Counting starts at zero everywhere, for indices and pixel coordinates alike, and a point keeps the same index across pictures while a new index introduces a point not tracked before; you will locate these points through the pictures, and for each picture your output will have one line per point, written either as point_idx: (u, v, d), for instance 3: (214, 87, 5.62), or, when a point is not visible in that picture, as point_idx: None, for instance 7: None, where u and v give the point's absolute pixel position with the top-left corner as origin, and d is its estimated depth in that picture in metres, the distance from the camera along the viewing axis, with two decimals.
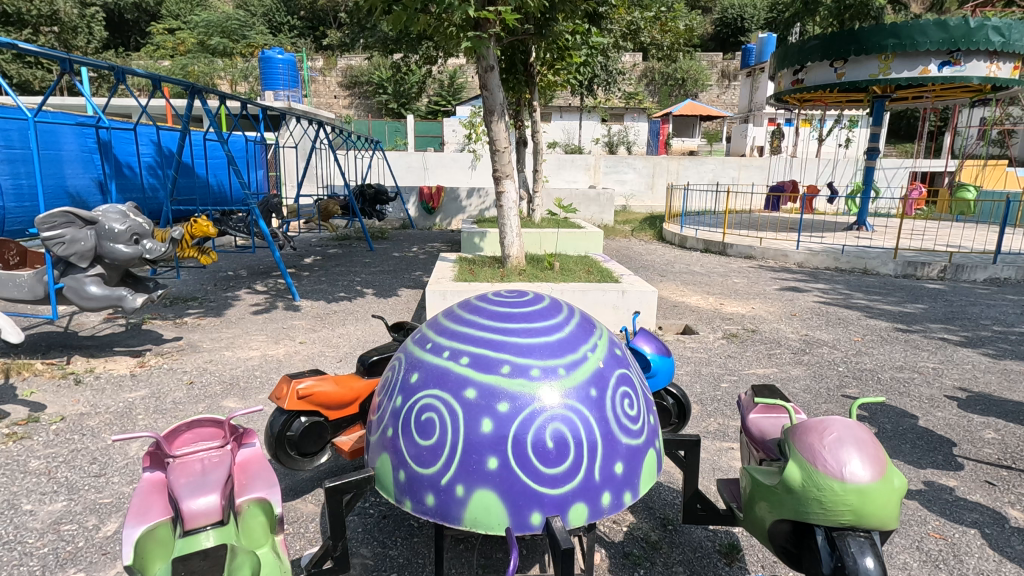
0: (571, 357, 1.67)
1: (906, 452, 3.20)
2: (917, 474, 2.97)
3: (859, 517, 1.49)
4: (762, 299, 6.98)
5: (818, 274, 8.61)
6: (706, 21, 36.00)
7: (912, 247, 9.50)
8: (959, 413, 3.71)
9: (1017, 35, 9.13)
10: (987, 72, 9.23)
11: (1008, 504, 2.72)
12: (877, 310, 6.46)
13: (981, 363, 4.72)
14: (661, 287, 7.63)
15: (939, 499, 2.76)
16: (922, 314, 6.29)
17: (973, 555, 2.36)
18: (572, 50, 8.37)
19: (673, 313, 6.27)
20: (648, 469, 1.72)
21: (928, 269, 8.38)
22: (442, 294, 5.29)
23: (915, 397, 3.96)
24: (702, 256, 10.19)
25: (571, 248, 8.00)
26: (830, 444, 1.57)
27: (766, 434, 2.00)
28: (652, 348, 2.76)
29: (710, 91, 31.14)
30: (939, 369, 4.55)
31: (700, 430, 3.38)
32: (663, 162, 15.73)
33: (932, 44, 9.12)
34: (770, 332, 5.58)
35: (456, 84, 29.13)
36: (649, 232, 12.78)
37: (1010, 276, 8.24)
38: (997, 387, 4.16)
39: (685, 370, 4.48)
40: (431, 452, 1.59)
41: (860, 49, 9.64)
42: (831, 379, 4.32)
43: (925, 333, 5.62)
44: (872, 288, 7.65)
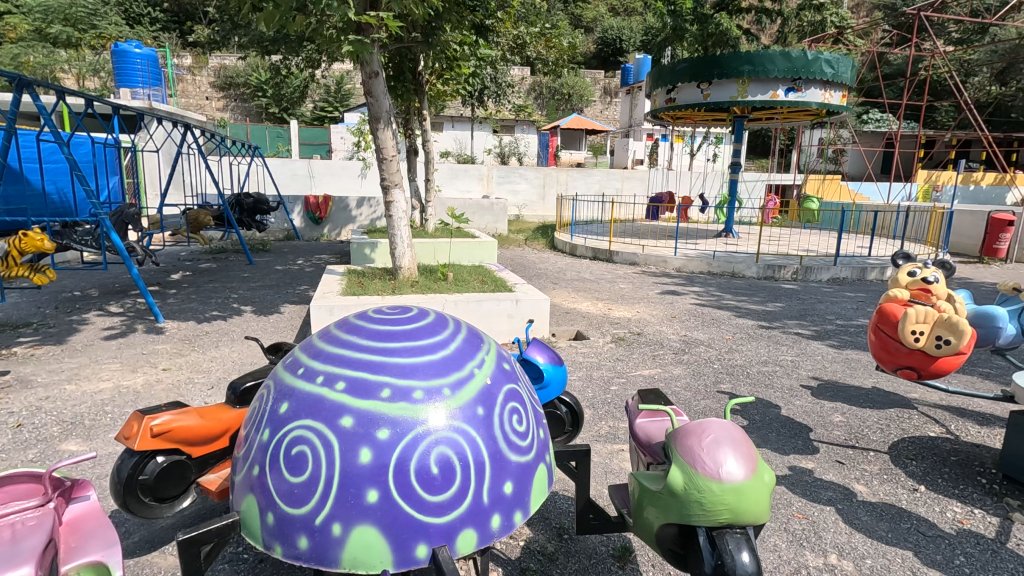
0: (456, 375, 1.59)
1: (772, 440, 3.51)
2: (782, 460, 3.26)
3: (735, 515, 1.57)
4: (646, 303, 7.39)
5: (693, 278, 9.34)
6: (589, 40, 38.08)
7: (771, 251, 10.58)
8: (813, 400, 4.14)
9: (844, 68, 10.55)
10: (822, 99, 10.60)
11: (854, 480, 3.07)
12: (744, 310, 7.12)
13: (829, 354, 5.34)
14: (553, 294, 7.83)
15: (800, 481, 3.04)
16: (781, 312, 7.02)
17: (829, 530, 2.61)
18: (460, 61, 8.38)
19: (565, 320, 6.45)
20: (538, 485, 1.68)
21: (784, 271, 9.40)
22: (328, 309, 5.00)
23: (777, 388, 4.38)
24: (590, 263, 10.63)
25: (465, 258, 7.96)
26: (707, 445, 1.64)
27: (652, 438, 2.07)
28: (544, 357, 2.79)
29: (594, 106, 32.91)
30: (796, 361, 5.07)
31: (591, 435, 3.46)
32: (553, 173, 16.24)
33: (779, 72, 10.29)
34: (653, 334, 5.92)
35: (344, 90, 28.19)
36: (542, 240, 13.14)
37: (847, 275, 9.45)
38: (841, 374, 4.72)
39: (577, 375, 4.58)
40: (305, 488, 1.44)
41: (721, 73, 10.61)
42: (707, 376, 4.64)
43: (784, 329, 6.25)
44: (739, 290, 8.41)
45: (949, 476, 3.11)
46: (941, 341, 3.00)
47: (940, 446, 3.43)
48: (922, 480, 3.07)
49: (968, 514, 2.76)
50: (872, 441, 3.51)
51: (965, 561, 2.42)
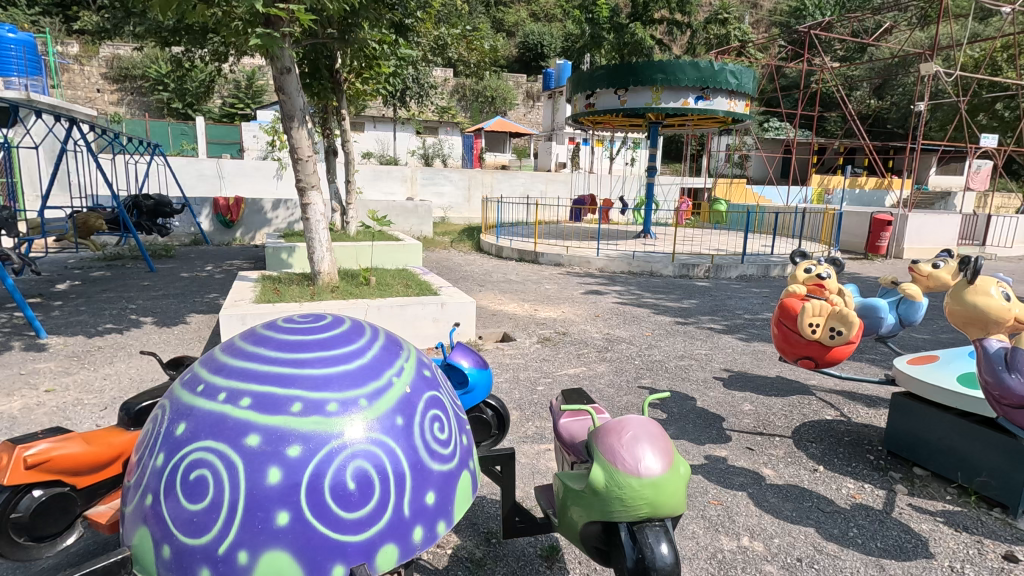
0: (374, 385, 1.53)
1: (689, 431, 3.68)
2: (699, 450, 3.42)
3: (655, 508, 1.61)
4: (571, 303, 7.55)
5: (615, 277, 9.68)
6: (511, 44, 38.54)
7: (685, 251, 11.14)
8: (726, 391, 4.39)
9: (747, 79, 11.27)
10: (728, 107, 11.31)
11: (763, 465, 3.27)
12: (661, 307, 7.45)
13: (739, 346, 5.69)
14: (480, 296, 7.82)
15: (715, 469, 3.20)
16: (695, 308, 7.41)
17: (742, 514, 2.77)
18: (380, 60, 8.17)
19: (492, 322, 6.45)
20: (461, 493, 1.64)
21: (698, 270, 9.93)
22: (240, 318, 4.70)
23: (694, 381, 4.60)
24: (517, 265, 10.75)
25: (389, 261, 7.76)
26: (627, 442, 1.68)
27: (575, 436, 2.08)
28: (469, 362, 2.77)
29: (517, 109, 33.35)
30: (709, 354, 5.36)
31: (518, 437, 3.47)
32: (477, 175, 16.26)
33: (689, 81, 10.87)
34: (578, 333, 6.05)
35: (255, 86, 26.78)
36: (468, 242, 13.11)
37: (753, 272, 10.13)
38: (749, 365, 5.05)
39: (504, 378, 4.59)
40: (205, 515, 1.32)
41: (637, 80, 11.06)
42: (629, 372, 4.80)
43: (698, 324, 6.61)
44: (657, 288, 8.78)
45: (844, 455, 3.39)
46: (834, 332, 3.25)
47: (835, 428, 3.74)
48: (821, 460, 3.33)
49: (859, 489, 3.03)
50: (777, 426, 3.77)
51: (859, 532, 2.64)
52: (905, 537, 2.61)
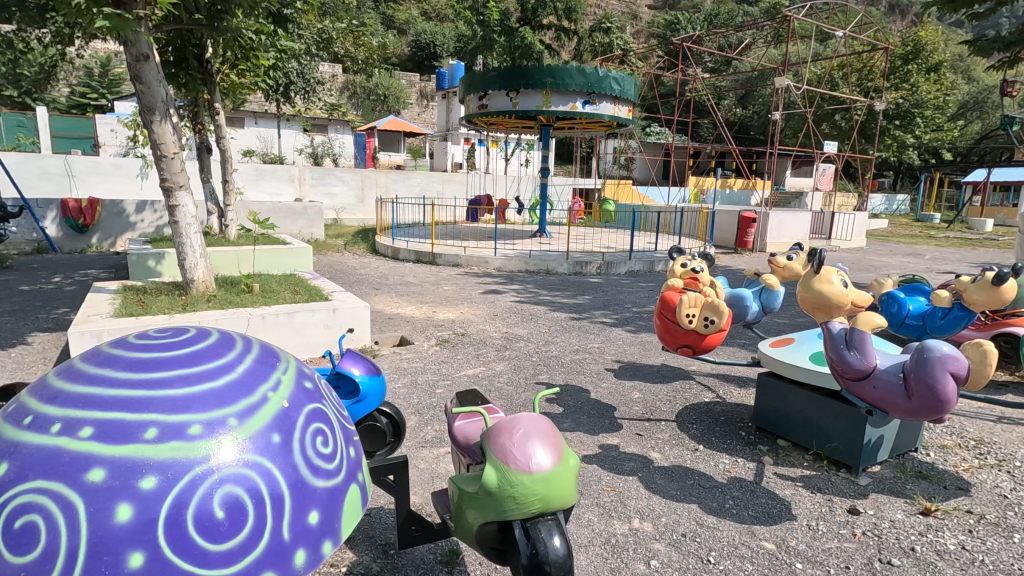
0: (245, 402, 1.40)
1: (584, 423, 3.83)
2: (593, 440, 3.57)
3: (547, 502, 1.64)
4: (469, 303, 7.56)
5: (513, 276, 9.83)
6: (402, 42, 37.83)
7: (579, 249, 11.57)
8: (617, 381, 4.61)
9: (629, 86, 11.90)
10: (613, 112, 11.85)
11: (651, 449, 3.48)
12: (557, 304, 7.68)
13: (629, 338, 6.02)
14: (375, 300, 7.57)
15: (608, 457, 3.35)
16: (588, 304, 7.73)
17: (633, 497, 2.92)
18: (258, 51, 7.61)
19: (388, 326, 6.28)
20: (350, 508, 1.55)
21: (590, 267, 10.36)
22: (95, 335, 4.17)
23: (588, 374, 4.80)
24: (414, 266, 10.55)
25: (274, 266, 7.25)
26: (518, 440, 1.69)
27: (471, 438, 2.06)
28: (361, 369, 2.66)
29: (411, 109, 32.83)
30: (602, 347, 5.62)
31: (416, 442, 3.40)
32: (371, 175, 15.76)
33: (577, 86, 11.30)
34: (476, 333, 6.06)
35: (112, 75, 23.96)
36: (363, 245, 12.65)
37: (640, 268, 10.75)
38: (638, 355, 5.36)
39: (402, 383, 4.47)
40: (36, 566, 1.14)
41: (528, 83, 11.33)
42: (527, 369, 4.89)
43: (591, 319, 6.89)
44: (553, 286, 9.05)
45: (720, 433, 3.70)
46: (708, 321, 3.51)
47: (713, 409, 4.06)
48: (701, 440, 3.59)
49: (734, 463, 3.31)
50: (663, 412, 4.03)
51: (733, 503, 2.89)
52: (772, 503, 2.90)
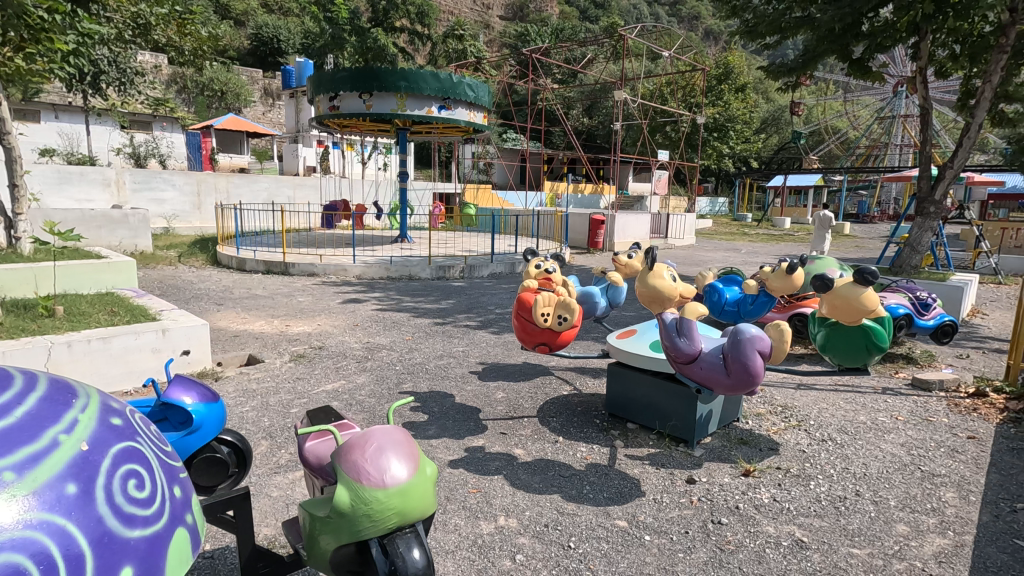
0: (26, 450, 1.18)
1: (450, 427, 3.82)
2: (460, 444, 3.57)
3: (404, 515, 1.60)
4: (326, 314, 7.16)
5: (374, 284, 9.53)
6: (241, 35, 34.78)
7: (441, 254, 11.54)
8: (481, 383, 4.67)
9: (482, 93, 12.13)
10: (468, 118, 12.00)
11: (515, 446, 3.57)
12: (420, 310, 7.59)
13: (491, 339, 6.14)
14: (217, 317, 6.84)
15: (474, 460, 3.37)
16: (452, 308, 7.75)
17: (498, 496, 2.98)
18: (53, 34, 6.44)
19: (234, 344, 5.71)
20: (177, 557, 1.35)
21: (453, 271, 10.39)
22: None
23: (452, 378, 4.79)
24: (263, 278, 9.74)
25: (84, 284, 6.18)
26: (371, 455, 1.62)
27: (323, 459, 1.94)
28: (193, 397, 2.38)
29: (254, 107, 30.34)
30: (466, 351, 5.66)
31: (267, 469, 3.12)
32: (209, 179, 14.25)
33: (431, 90, 11.24)
34: (335, 346, 5.75)
35: None
36: (201, 256, 11.37)
37: (502, 270, 11.03)
38: (501, 355, 5.49)
39: (250, 405, 4.09)
40: None
41: (381, 86, 11.06)
42: (390, 379, 4.75)
43: (455, 323, 6.91)
44: (416, 291, 8.93)
45: (578, 423, 3.92)
46: (562, 319, 3.70)
47: (571, 401, 4.30)
48: (560, 432, 3.77)
49: (590, 450, 3.53)
50: (525, 408, 4.16)
51: (590, 488, 3.08)
52: (623, 483, 3.14)
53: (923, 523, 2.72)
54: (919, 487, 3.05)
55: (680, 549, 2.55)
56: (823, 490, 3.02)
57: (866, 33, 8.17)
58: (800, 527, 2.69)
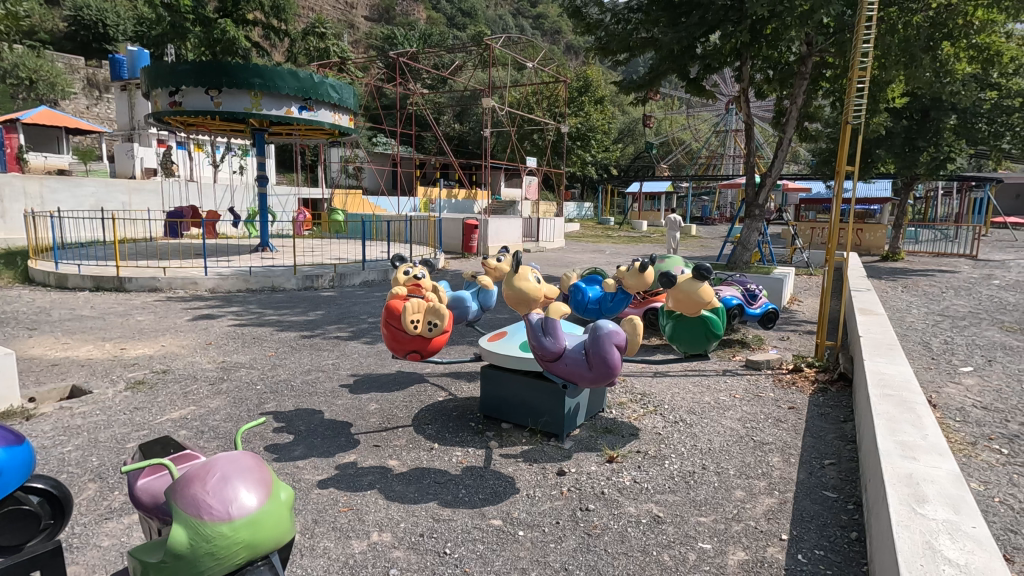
0: None
1: (319, 445, 3.62)
2: (330, 462, 3.40)
3: (253, 548, 1.49)
4: (173, 333, 6.41)
5: (231, 297, 8.73)
6: (55, 16, 30.01)
7: (307, 263, 10.88)
8: (352, 396, 4.48)
9: (347, 95, 11.63)
10: (333, 120, 11.41)
11: (388, 457, 3.47)
12: (285, 323, 7.09)
13: (364, 349, 5.92)
14: (29, 344, 5.80)
15: (346, 476, 3.23)
16: (321, 319, 7.34)
17: (371, 511, 2.88)
18: None
19: (52, 374, 4.89)
20: None
21: (321, 280, 9.84)
22: None
23: (320, 393, 4.54)
24: (91, 296, 8.45)
25: None
26: (215, 485, 1.49)
27: (159, 498, 1.72)
28: None
29: (74, 100, 26.33)
30: (336, 363, 5.39)
31: (95, 516, 2.71)
32: (14, 182, 12.08)
33: (290, 90, 10.55)
34: (184, 368, 5.17)
35: None
36: (6, 273, 9.58)
37: (375, 277, 10.67)
38: (373, 366, 5.30)
39: (73, 445, 3.51)
40: None
41: (231, 82, 10.19)
42: (250, 400, 4.37)
43: (324, 335, 6.56)
44: (281, 303, 8.35)
45: (453, 428, 3.92)
46: (431, 325, 3.67)
47: (446, 407, 4.29)
48: (435, 439, 3.74)
49: (465, 454, 3.54)
50: (400, 418, 4.07)
51: (466, 491, 3.09)
52: (498, 482, 3.19)
53: (756, 486, 3.11)
54: (752, 456, 3.48)
55: (552, 539, 2.65)
56: (676, 467, 3.33)
57: (699, 55, 9.17)
58: (656, 504, 2.93)
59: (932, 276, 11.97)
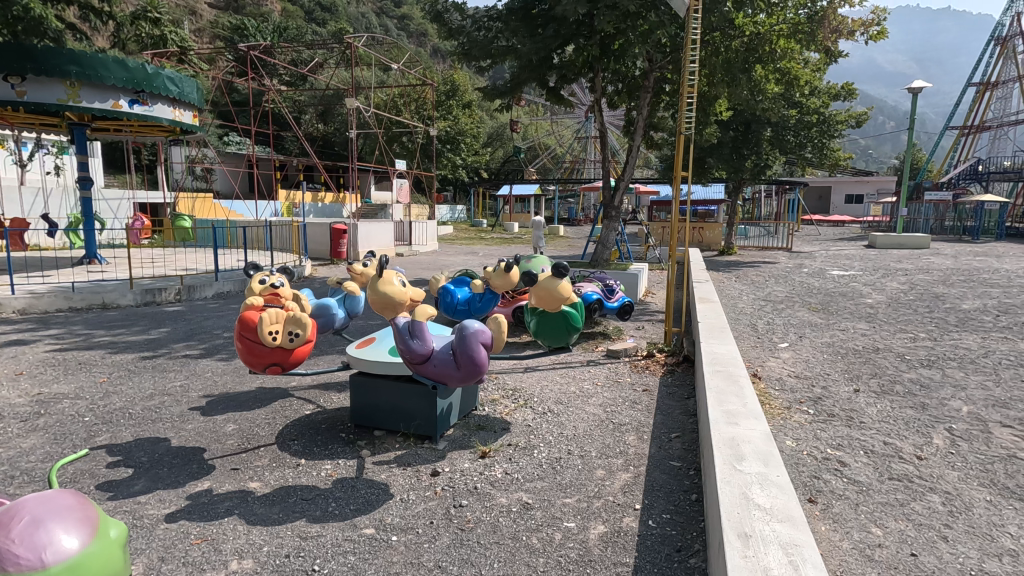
0: None
1: (164, 476, 3.27)
2: (179, 493, 3.09)
3: None
4: None
5: (48, 319, 7.50)
6: None
7: (147, 275, 9.67)
8: (205, 419, 4.11)
9: (188, 88, 10.55)
10: (173, 116, 10.24)
11: (248, 480, 3.24)
12: (121, 344, 6.26)
13: (218, 367, 5.44)
14: None
15: (198, 506, 2.96)
16: (166, 337, 6.60)
17: (229, 539, 2.67)
18: None
19: None
20: None
21: (165, 294, 8.82)
22: None
23: (165, 420, 4.09)
24: None
25: None
26: (29, 533, 1.71)
27: None
28: None
29: None
30: (185, 385, 4.89)
31: None
32: None
33: (116, 80, 9.31)
34: None
35: None
36: None
37: (231, 288, 9.80)
38: (230, 384, 4.89)
39: None
40: None
41: (38, 69, 8.76)
42: (76, 434, 3.81)
43: (169, 354, 5.91)
44: (115, 322, 7.35)
45: (321, 441, 3.76)
46: (293, 335, 3.49)
47: (314, 420, 4.10)
48: (302, 454, 3.56)
49: (335, 466, 3.42)
50: (261, 436, 3.82)
51: (335, 504, 2.99)
52: (370, 491, 3.13)
53: (614, 464, 3.40)
54: (611, 437, 3.79)
55: (425, 540, 2.67)
56: (544, 455, 3.51)
57: (556, 65, 9.67)
58: (526, 492, 3.08)
59: (758, 267, 13.85)
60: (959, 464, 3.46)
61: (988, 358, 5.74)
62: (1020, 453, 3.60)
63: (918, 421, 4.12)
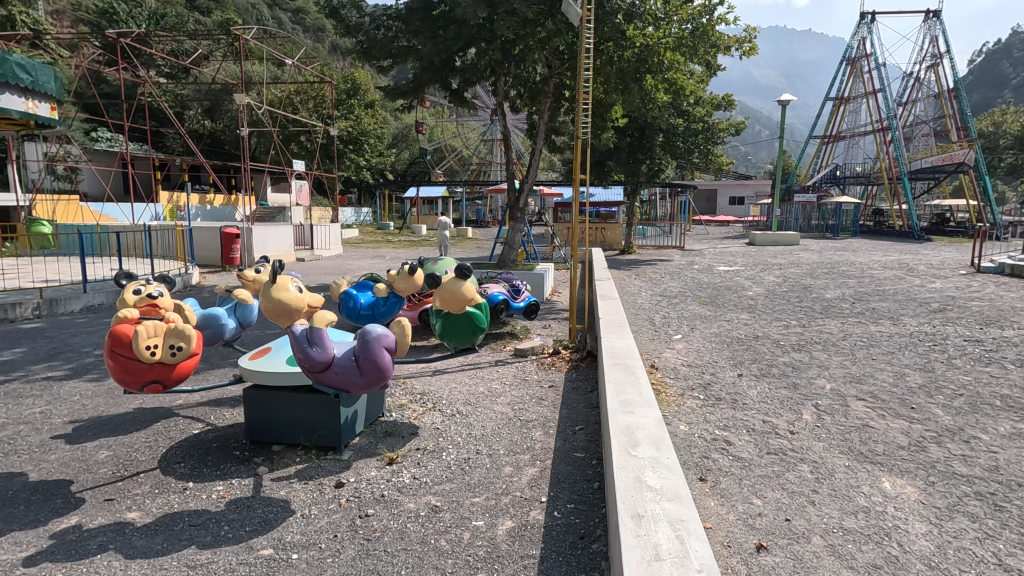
0: None
1: (21, 516, 2.89)
2: (40, 532, 2.74)
3: None
4: None
5: None
6: None
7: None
8: (72, 448, 3.67)
9: (44, 77, 9.39)
10: (25, 108, 9.06)
11: (125, 510, 2.95)
12: None
13: (88, 389, 4.87)
14: None
15: (64, 545, 2.65)
16: (22, 358, 5.80)
17: None
18: None
19: None
20: None
21: (21, 309, 7.75)
22: None
23: (22, 451, 3.61)
24: None
25: None
26: None
27: None
28: None
29: None
30: (47, 411, 4.34)
31: None
32: None
33: None
34: None
35: None
36: None
37: (102, 301, 8.82)
38: (104, 407, 4.41)
39: None
40: None
41: None
42: None
43: (26, 378, 5.20)
44: None
45: (211, 461, 3.49)
46: (174, 349, 3.22)
47: (203, 439, 3.80)
48: (189, 477, 3.29)
49: (228, 487, 3.20)
50: (141, 461, 3.48)
51: (229, 527, 2.80)
52: (268, 509, 2.96)
53: (522, 460, 3.47)
54: (519, 434, 3.87)
55: (329, 554, 2.57)
56: (453, 457, 3.51)
57: (458, 68, 9.65)
58: (435, 495, 3.06)
59: (655, 264, 14.72)
60: (824, 435, 3.89)
61: (846, 340, 6.52)
62: (871, 421, 4.13)
63: (791, 400, 4.60)
